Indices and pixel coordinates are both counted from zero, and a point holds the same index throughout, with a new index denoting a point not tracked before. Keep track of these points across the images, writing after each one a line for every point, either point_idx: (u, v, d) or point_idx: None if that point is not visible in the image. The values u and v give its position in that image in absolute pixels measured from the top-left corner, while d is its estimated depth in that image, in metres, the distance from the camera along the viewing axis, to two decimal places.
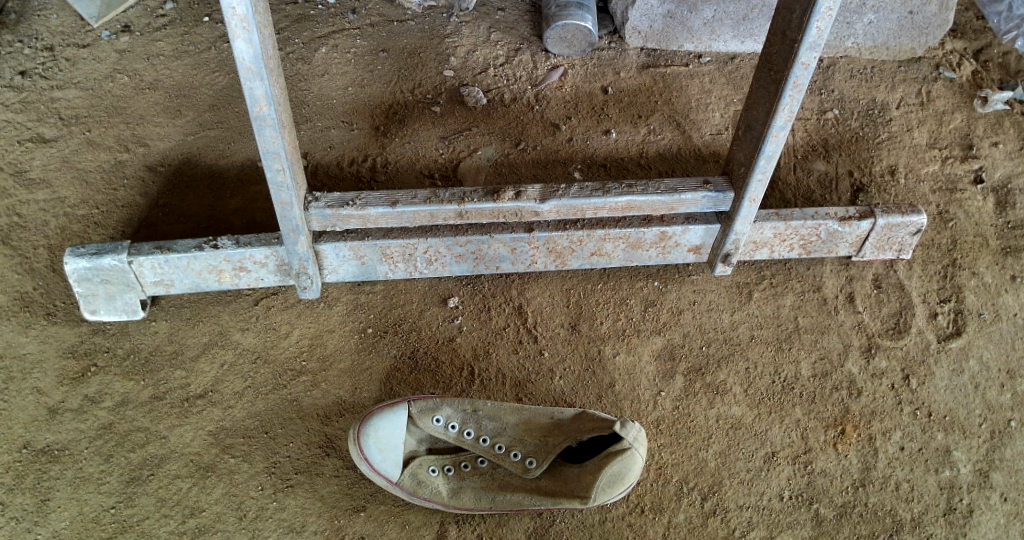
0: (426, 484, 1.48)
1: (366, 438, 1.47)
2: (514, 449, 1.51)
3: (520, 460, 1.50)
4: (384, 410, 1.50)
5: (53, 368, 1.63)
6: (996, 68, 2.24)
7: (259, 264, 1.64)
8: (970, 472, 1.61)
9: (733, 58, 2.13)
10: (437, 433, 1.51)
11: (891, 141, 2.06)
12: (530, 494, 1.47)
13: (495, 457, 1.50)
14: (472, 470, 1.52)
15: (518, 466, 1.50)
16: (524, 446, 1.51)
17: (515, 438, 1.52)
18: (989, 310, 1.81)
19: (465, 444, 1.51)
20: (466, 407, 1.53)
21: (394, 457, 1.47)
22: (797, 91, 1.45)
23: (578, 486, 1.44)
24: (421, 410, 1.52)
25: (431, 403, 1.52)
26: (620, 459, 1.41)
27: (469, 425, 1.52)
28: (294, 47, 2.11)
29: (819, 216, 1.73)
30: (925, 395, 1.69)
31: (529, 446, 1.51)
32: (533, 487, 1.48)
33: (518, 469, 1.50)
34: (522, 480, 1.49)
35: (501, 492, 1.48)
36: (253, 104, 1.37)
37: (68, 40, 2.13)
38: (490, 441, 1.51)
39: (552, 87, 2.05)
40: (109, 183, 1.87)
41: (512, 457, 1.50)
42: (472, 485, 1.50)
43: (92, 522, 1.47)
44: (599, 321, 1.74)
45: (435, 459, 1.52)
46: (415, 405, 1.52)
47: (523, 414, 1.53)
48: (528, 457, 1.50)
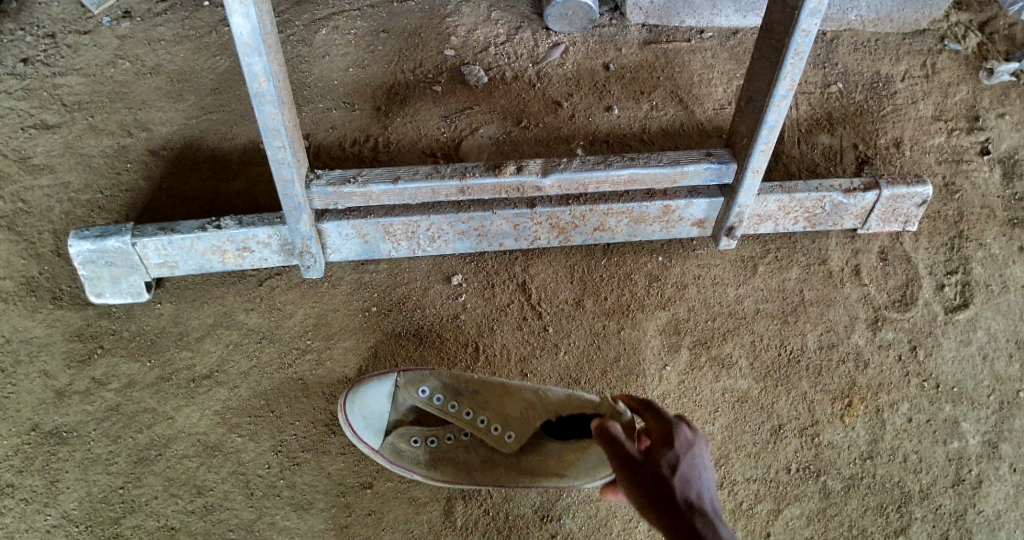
0: (406, 454, 1.47)
1: (352, 405, 1.49)
2: (495, 423, 1.44)
3: (500, 433, 1.44)
4: (373, 378, 1.51)
5: (59, 351, 1.63)
6: (1002, 41, 2.22)
7: (263, 243, 1.65)
8: (979, 442, 1.60)
9: (735, 33, 2.13)
10: (421, 403, 1.48)
11: (897, 114, 2.04)
12: (510, 471, 1.43)
13: (478, 431, 1.45)
14: (455, 442, 1.48)
15: (498, 440, 1.44)
16: (506, 420, 1.44)
17: (498, 413, 1.45)
18: (996, 281, 1.80)
19: (448, 416, 1.47)
20: (452, 379, 1.49)
21: (376, 425, 1.48)
22: (798, 59, 1.45)
23: (559, 465, 1.40)
24: (409, 381, 1.50)
25: (418, 375, 1.50)
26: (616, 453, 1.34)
27: (455, 398, 1.47)
28: (295, 29, 2.11)
29: (824, 187, 1.72)
30: (932, 366, 1.68)
31: (511, 421, 1.44)
32: (513, 463, 1.43)
33: (496, 441, 1.44)
34: (502, 453, 1.44)
35: (482, 467, 1.45)
36: (252, 80, 1.37)
37: (69, 28, 2.13)
38: (474, 415, 1.46)
39: (553, 65, 2.05)
40: (113, 167, 1.87)
41: (494, 431, 1.44)
42: (454, 459, 1.46)
43: (101, 502, 1.48)
44: (604, 296, 1.74)
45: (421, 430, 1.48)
46: (404, 375, 1.50)
47: (508, 389, 1.46)
48: (509, 431, 1.43)
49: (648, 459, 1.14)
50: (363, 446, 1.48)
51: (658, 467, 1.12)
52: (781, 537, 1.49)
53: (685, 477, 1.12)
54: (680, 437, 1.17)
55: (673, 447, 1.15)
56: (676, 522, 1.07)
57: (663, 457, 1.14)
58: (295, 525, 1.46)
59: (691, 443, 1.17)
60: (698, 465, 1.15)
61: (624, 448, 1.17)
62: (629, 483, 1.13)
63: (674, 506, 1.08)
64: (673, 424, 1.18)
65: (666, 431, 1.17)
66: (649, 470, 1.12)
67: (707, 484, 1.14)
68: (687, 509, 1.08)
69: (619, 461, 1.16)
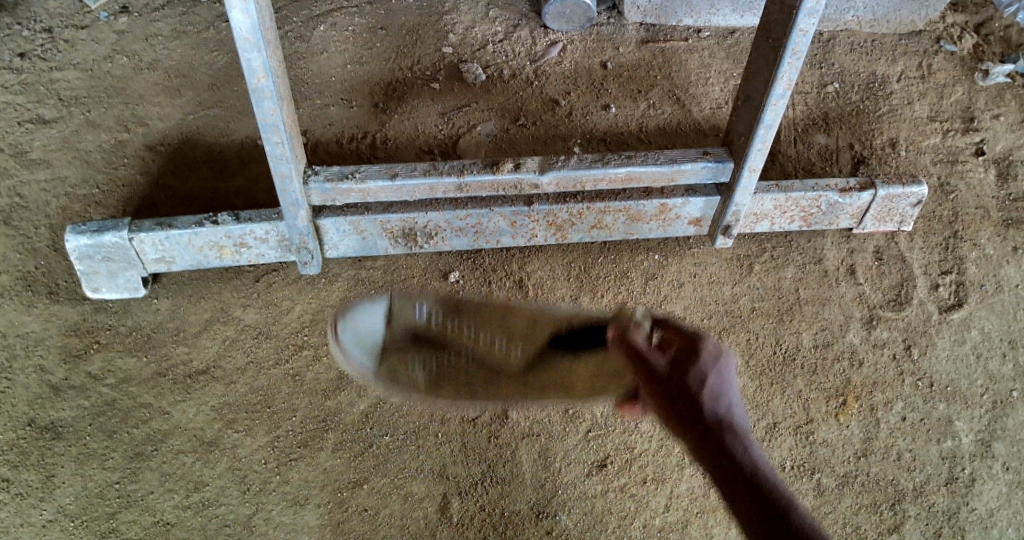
0: (404, 376, 1.42)
1: (344, 325, 1.50)
2: (500, 338, 1.37)
3: (506, 349, 1.37)
4: (370, 303, 1.51)
5: (55, 346, 1.63)
6: (997, 42, 2.23)
7: (260, 239, 1.65)
8: (973, 441, 1.61)
9: (732, 32, 2.13)
10: (416, 321, 1.43)
11: (893, 114, 2.05)
12: (516, 386, 1.38)
13: (480, 350, 1.38)
14: (456, 365, 1.39)
15: (504, 355, 1.37)
16: (511, 335, 1.37)
17: (502, 330, 1.38)
18: (991, 281, 1.81)
19: (447, 335, 1.41)
20: (450, 301, 1.45)
21: (371, 346, 1.45)
22: (796, 58, 1.45)
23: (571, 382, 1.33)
24: (403, 301, 1.49)
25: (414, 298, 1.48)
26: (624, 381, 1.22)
27: (452, 313, 1.43)
28: (293, 25, 2.11)
29: (820, 187, 1.73)
30: (927, 365, 1.69)
31: (514, 336, 1.36)
32: (521, 378, 1.37)
33: (502, 357, 1.37)
34: (510, 370, 1.37)
35: (486, 386, 1.39)
36: (251, 76, 1.38)
37: (67, 22, 2.13)
38: (474, 330, 1.40)
39: (551, 63, 2.05)
40: (110, 162, 1.87)
41: (498, 347, 1.37)
42: (456, 378, 1.40)
43: (96, 498, 1.48)
44: (600, 294, 1.74)
45: (417, 350, 1.41)
46: (396, 295, 1.49)
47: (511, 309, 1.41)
48: (515, 345, 1.36)
49: (672, 375, 1.10)
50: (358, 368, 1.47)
51: (688, 385, 1.08)
52: None
53: (717, 392, 1.08)
54: (706, 349, 1.10)
55: (703, 362, 1.10)
56: (711, 443, 1.05)
57: (689, 371, 1.09)
58: (291, 520, 1.47)
59: (718, 354, 1.10)
60: (729, 379, 1.10)
61: (652, 366, 1.12)
62: (658, 401, 1.10)
63: (708, 427, 1.05)
64: (697, 337, 1.12)
65: (695, 345, 1.11)
66: (679, 388, 1.08)
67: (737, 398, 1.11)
68: (722, 430, 1.05)
69: (646, 378, 1.12)
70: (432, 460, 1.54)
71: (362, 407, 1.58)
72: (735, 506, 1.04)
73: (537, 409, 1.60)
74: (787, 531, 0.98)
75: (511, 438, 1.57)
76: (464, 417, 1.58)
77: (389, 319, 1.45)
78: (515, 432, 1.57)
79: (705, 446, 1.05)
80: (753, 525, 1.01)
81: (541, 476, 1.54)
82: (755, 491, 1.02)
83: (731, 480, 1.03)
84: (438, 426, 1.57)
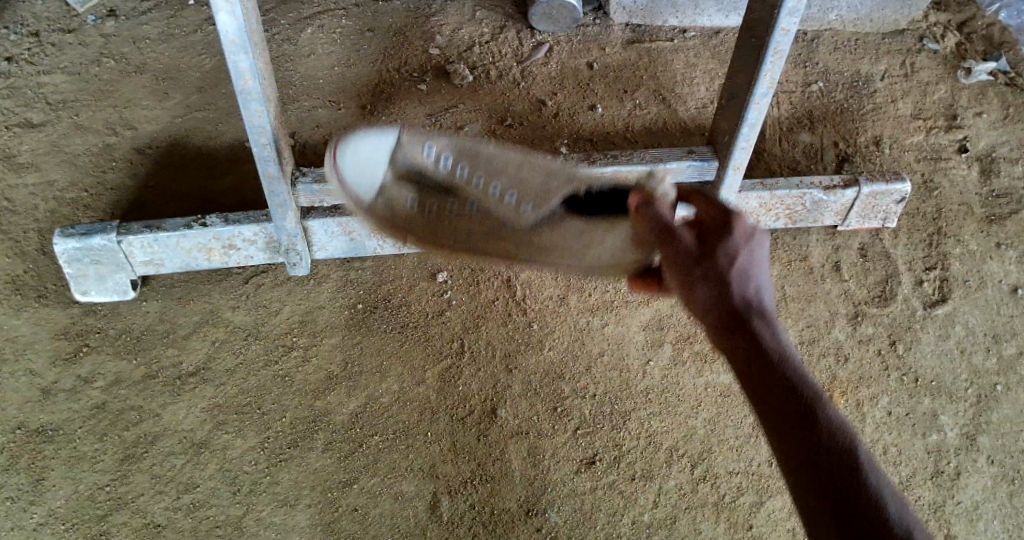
0: (399, 217, 1.46)
1: (343, 152, 1.45)
2: (512, 193, 1.40)
3: (517, 206, 1.40)
4: (376, 129, 1.45)
5: (45, 349, 1.63)
6: (980, 40, 2.26)
7: (248, 241, 1.66)
8: (958, 435, 1.63)
9: (718, 32, 2.15)
10: (422, 163, 1.43)
11: (877, 112, 2.07)
12: (518, 245, 1.43)
13: (487, 201, 1.41)
14: (459, 212, 1.43)
15: (514, 211, 1.41)
16: (524, 191, 1.40)
17: (515, 183, 1.41)
18: (974, 276, 1.83)
19: (455, 182, 1.42)
20: (463, 145, 1.42)
21: (368, 182, 1.45)
22: (778, 57, 1.47)
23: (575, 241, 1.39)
24: (413, 138, 1.44)
25: (423, 135, 1.43)
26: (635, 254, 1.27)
27: (465, 163, 1.42)
28: (280, 28, 2.11)
29: (804, 185, 1.75)
30: (911, 360, 1.71)
31: (527, 192, 1.40)
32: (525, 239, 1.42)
33: (512, 214, 1.41)
34: (516, 227, 1.41)
35: (486, 240, 1.45)
36: (238, 78, 1.39)
37: (54, 26, 2.13)
38: (486, 182, 1.42)
39: (538, 63, 2.06)
40: (98, 166, 1.87)
41: (509, 201, 1.41)
42: (456, 227, 1.45)
43: (87, 500, 1.48)
44: (588, 292, 1.75)
45: (422, 194, 1.44)
46: (406, 132, 1.43)
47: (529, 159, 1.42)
48: (527, 201, 1.40)
49: (702, 250, 0.98)
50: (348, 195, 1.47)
51: (716, 260, 0.96)
52: (764, 529, 1.52)
53: (748, 267, 0.97)
54: (740, 224, 0.99)
55: (733, 232, 0.99)
56: (738, 328, 0.93)
57: (722, 246, 0.97)
58: (282, 521, 1.47)
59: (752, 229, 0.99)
60: (760, 248, 0.99)
61: (678, 241, 1.00)
62: (681, 278, 0.98)
63: (738, 310, 0.94)
64: (730, 212, 1.00)
65: (722, 216, 1.00)
66: (707, 262, 0.96)
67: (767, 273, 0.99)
68: (752, 311, 0.94)
69: (668, 251, 1.00)
70: (422, 459, 1.55)
71: (351, 406, 1.59)
72: (760, 409, 0.92)
73: (526, 408, 1.61)
74: (816, 440, 0.88)
75: (500, 436, 1.58)
76: (453, 416, 1.59)
77: (392, 154, 1.43)
78: (504, 430, 1.58)
79: (732, 331, 0.93)
80: (780, 433, 0.90)
81: (530, 473, 1.54)
82: (784, 389, 0.90)
83: (757, 374, 0.92)
84: (427, 424, 1.58)
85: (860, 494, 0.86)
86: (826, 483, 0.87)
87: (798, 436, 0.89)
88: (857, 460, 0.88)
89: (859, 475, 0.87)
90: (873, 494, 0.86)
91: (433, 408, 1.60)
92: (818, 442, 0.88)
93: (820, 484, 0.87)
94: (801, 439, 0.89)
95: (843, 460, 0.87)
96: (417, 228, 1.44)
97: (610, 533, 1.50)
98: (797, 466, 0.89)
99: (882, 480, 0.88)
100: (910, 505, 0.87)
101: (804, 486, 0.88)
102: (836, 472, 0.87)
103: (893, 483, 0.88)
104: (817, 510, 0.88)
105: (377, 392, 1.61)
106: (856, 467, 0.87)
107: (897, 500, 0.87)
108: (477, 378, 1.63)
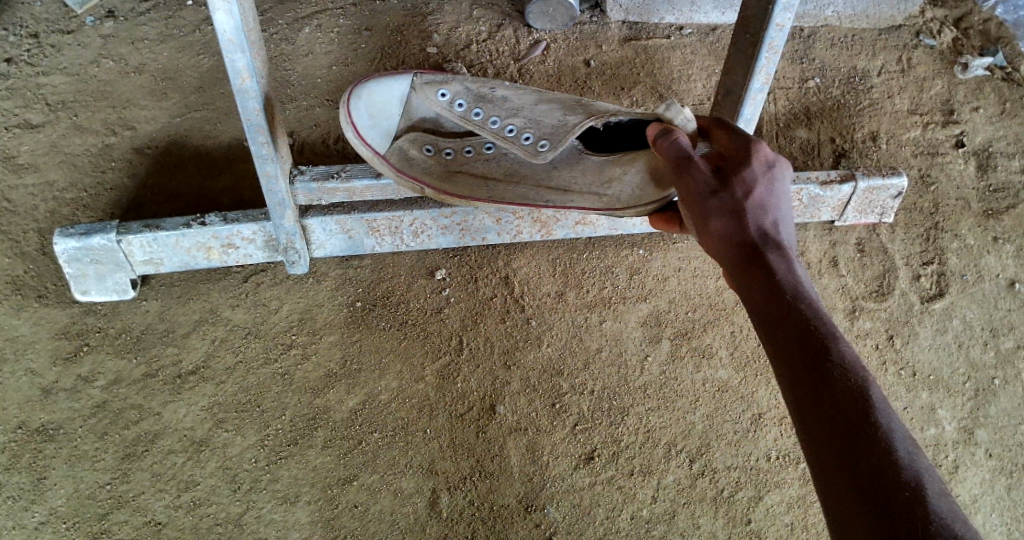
0: (416, 161, 1.51)
1: (357, 101, 1.48)
2: (526, 131, 1.49)
3: (533, 146, 1.48)
4: (386, 77, 1.49)
5: (45, 349, 1.64)
6: (976, 36, 2.26)
7: (247, 239, 1.66)
8: (955, 429, 1.66)
9: (714, 29, 2.15)
10: (437, 106, 1.49)
11: (873, 108, 2.07)
12: (535, 188, 1.52)
13: (505, 140, 1.49)
14: (474, 156, 1.53)
15: (531, 150, 1.48)
16: (539, 129, 1.48)
17: (529, 122, 1.49)
18: (971, 271, 1.84)
19: (469, 123, 1.50)
20: (477, 88, 1.50)
21: (383, 127, 1.50)
22: (773, 53, 1.51)
23: (596, 180, 1.47)
24: (425, 82, 1.49)
25: (438, 77, 1.49)
26: (654, 197, 1.43)
27: (479, 105, 1.50)
28: (278, 27, 2.11)
29: (801, 180, 1.76)
30: (909, 355, 1.73)
31: (542, 130, 1.48)
32: (544, 179, 1.51)
33: (528, 152, 1.48)
34: (534, 166, 1.52)
35: (501, 182, 1.53)
36: (235, 76, 1.41)
37: (53, 27, 2.13)
38: (500, 123, 1.49)
39: (534, 62, 2.07)
40: (97, 166, 1.88)
41: (526, 141, 1.49)
42: (471, 171, 1.53)
43: (88, 498, 1.49)
44: (586, 288, 1.75)
45: (438, 138, 1.52)
46: (421, 78, 1.49)
47: (541, 101, 1.51)
48: (542, 140, 1.48)
49: (721, 181, 1.23)
50: (365, 148, 1.49)
51: (734, 194, 1.22)
52: (762, 523, 1.54)
53: (761, 204, 1.22)
54: (759, 164, 1.24)
55: (752, 173, 1.23)
56: (752, 259, 1.18)
57: (741, 180, 1.23)
58: (283, 518, 1.49)
59: (770, 168, 1.25)
60: (775, 192, 1.23)
61: (699, 172, 1.25)
62: (700, 208, 1.24)
63: (749, 239, 1.19)
64: (754, 154, 1.26)
65: (745, 158, 1.25)
66: (725, 195, 1.22)
67: (782, 213, 1.23)
68: (761, 243, 1.19)
69: (689, 184, 1.25)
70: (421, 455, 1.55)
71: (351, 403, 1.60)
72: (775, 339, 1.10)
73: (524, 403, 1.61)
74: (827, 370, 1.04)
75: (499, 432, 1.58)
76: (452, 412, 1.60)
77: (406, 100, 1.50)
78: (503, 426, 1.59)
79: (742, 255, 1.19)
80: (792, 362, 1.06)
81: (529, 469, 1.55)
82: (796, 322, 1.09)
83: (770, 306, 1.13)
84: (426, 421, 1.59)
85: (861, 421, 0.99)
86: (823, 398, 1.02)
87: (809, 366, 1.05)
88: (863, 392, 1.01)
89: (863, 404, 1.00)
90: (875, 424, 0.99)
91: (431, 404, 1.60)
92: (828, 373, 1.03)
93: (824, 409, 1.01)
94: (812, 368, 1.04)
95: (848, 390, 1.02)
96: (434, 171, 1.52)
97: (609, 528, 1.51)
98: (806, 390, 1.04)
99: (886, 413, 1.00)
100: (912, 437, 0.99)
101: (808, 409, 1.03)
102: (836, 391, 1.02)
103: (898, 418, 1.00)
104: (817, 434, 1.01)
105: (376, 390, 1.61)
106: (861, 397, 1.01)
107: (900, 432, 0.99)
108: (476, 375, 1.64)
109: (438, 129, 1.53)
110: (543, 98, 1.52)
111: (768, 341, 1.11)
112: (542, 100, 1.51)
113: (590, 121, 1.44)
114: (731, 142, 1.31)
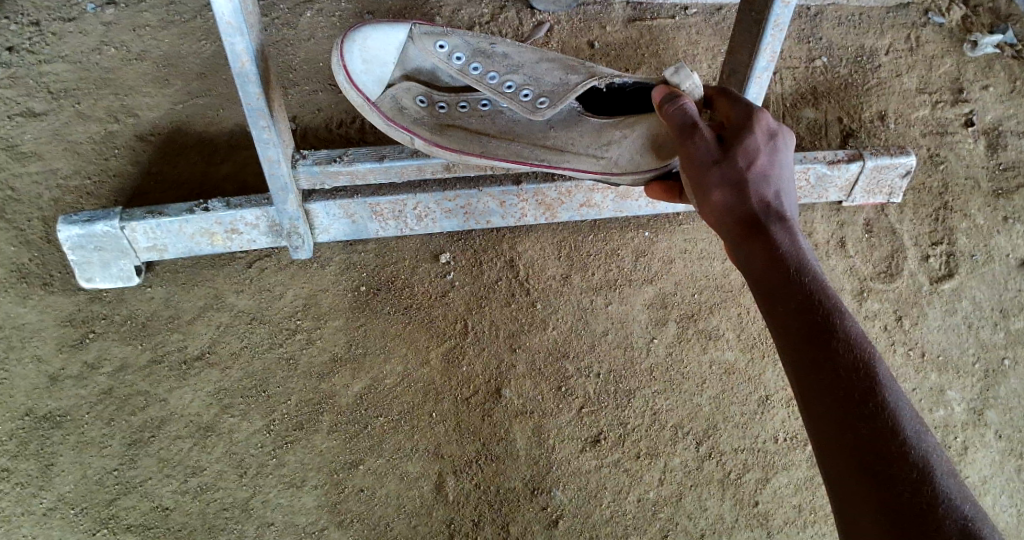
0: (408, 112, 1.49)
1: (351, 45, 1.44)
2: (525, 89, 1.46)
3: (534, 104, 1.45)
4: (385, 23, 1.44)
5: (52, 336, 1.64)
6: (986, 13, 2.22)
7: (251, 225, 1.65)
8: (964, 410, 1.65)
9: (720, 9, 2.13)
10: (434, 60, 1.46)
11: (881, 87, 2.05)
12: (534, 149, 1.50)
13: (504, 96, 1.45)
14: (469, 112, 1.50)
15: (530, 107, 1.45)
16: (539, 86, 1.46)
17: (529, 78, 1.46)
18: (981, 251, 1.82)
19: (465, 77, 1.46)
20: (479, 44, 1.47)
21: (376, 75, 1.47)
22: (778, 30, 1.50)
23: (595, 145, 1.47)
24: (426, 33, 1.44)
25: (438, 29, 1.45)
26: (653, 165, 1.45)
27: (477, 60, 1.46)
28: (279, 12, 2.09)
29: (808, 160, 1.73)
30: (917, 336, 1.72)
31: (543, 88, 1.45)
32: (542, 141, 1.50)
33: (528, 110, 1.45)
34: (531, 130, 1.50)
35: (499, 141, 1.51)
36: (234, 60, 1.40)
37: (55, 15, 2.10)
38: (499, 79, 1.46)
39: (537, 44, 2.06)
40: (101, 153, 1.88)
41: (524, 98, 1.46)
42: (464, 126, 1.51)
43: (96, 484, 1.50)
44: (592, 271, 1.74)
45: (431, 91, 1.49)
46: (419, 27, 1.44)
47: (546, 57, 1.49)
48: (542, 98, 1.45)
49: (724, 152, 1.22)
50: (356, 94, 1.47)
51: (736, 164, 1.21)
52: (769, 505, 1.54)
53: (763, 176, 1.21)
54: (761, 136, 1.24)
55: (754, 143, 1.23)
56: (754, 230, 1.17)
57: (745, 152, 1.22)
58: (289, 502, 1.50)
59: (772, 139, 1.24)
60: (776, 163, 1.23)
61: (701, 143, 1.23)
62: (700, 177, 1.23)
63: (751, 211, 1.19)
64: (757, 125, 1.25)
65: (748, 127, 1.24)
66: (726, 166, 1.21)
67: (783, 184, 1.23)
68: (763, 214, 1.18)
69: (691, 152, 1.23)
70: (426, 439, 1.55)
71: (356, 388, 1.60)
72: (777, 314, 1.09)
73: (529, 387, 1.61)
74: (832, 346, 1.03)
75: (504, 416, 1.58)
76: (458, 396, 1.59)
77: (402, 51, 1.46)
78: (508, 411, 1.58)
79: (742, 225, 1.19)
80: (795, 339, 1.05)
81: (535, 453, 1.55)
82: (799, 296, 1.08)
83: (772, 279, 1.12)
84: (432, 405, 1.58)
85: (868, 399, 0.98)
86: (829, 377, 1.01)
87: (813, 341, 1.04)
88: (868, 368, 1.00)
89: (868, 381, 0.99)
90: (881, 402, 0.98)
91: (437, 388, 1.60)
92: (833, 348, 1.02)
93: (829, 386, 1.01)
94: (815, 344, 1.03)
95: (853, 366, 1.01)
96: (425, 125, 1.50)
97: (616, 511, 1.51)
98: (810, 370, 1.03)
99: (891, 391, 0.99)
100: (917, 414, 0.98)
101: (815, 391, 1.01)
102: (841, 369, 1.01)
103: (903, 395, 0.99)
104: (822, 410, 1.00)
105: (381, 374, 1.61)
106: (867, 374, 1.00)
107: (906, 411, 0.98)
108: (481, 358, 1.63)
109: (432, 82, 1.50)
110: (545, 56, 1.49)
111: (769, 314, 1.10)
112: (544, 58, 1.48)
113: (592, 81, 1.43)
114: (732, 111, 1.30)
